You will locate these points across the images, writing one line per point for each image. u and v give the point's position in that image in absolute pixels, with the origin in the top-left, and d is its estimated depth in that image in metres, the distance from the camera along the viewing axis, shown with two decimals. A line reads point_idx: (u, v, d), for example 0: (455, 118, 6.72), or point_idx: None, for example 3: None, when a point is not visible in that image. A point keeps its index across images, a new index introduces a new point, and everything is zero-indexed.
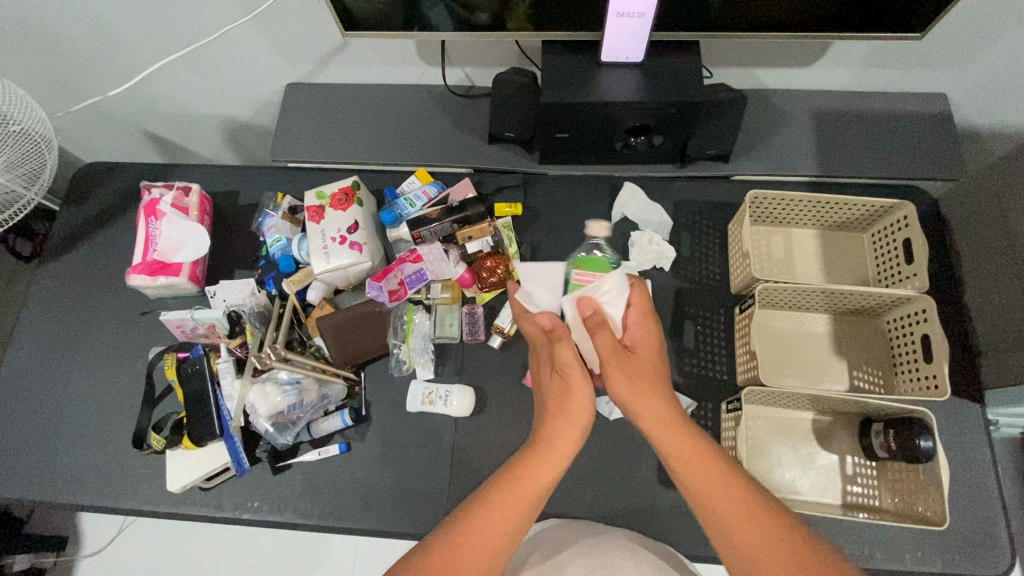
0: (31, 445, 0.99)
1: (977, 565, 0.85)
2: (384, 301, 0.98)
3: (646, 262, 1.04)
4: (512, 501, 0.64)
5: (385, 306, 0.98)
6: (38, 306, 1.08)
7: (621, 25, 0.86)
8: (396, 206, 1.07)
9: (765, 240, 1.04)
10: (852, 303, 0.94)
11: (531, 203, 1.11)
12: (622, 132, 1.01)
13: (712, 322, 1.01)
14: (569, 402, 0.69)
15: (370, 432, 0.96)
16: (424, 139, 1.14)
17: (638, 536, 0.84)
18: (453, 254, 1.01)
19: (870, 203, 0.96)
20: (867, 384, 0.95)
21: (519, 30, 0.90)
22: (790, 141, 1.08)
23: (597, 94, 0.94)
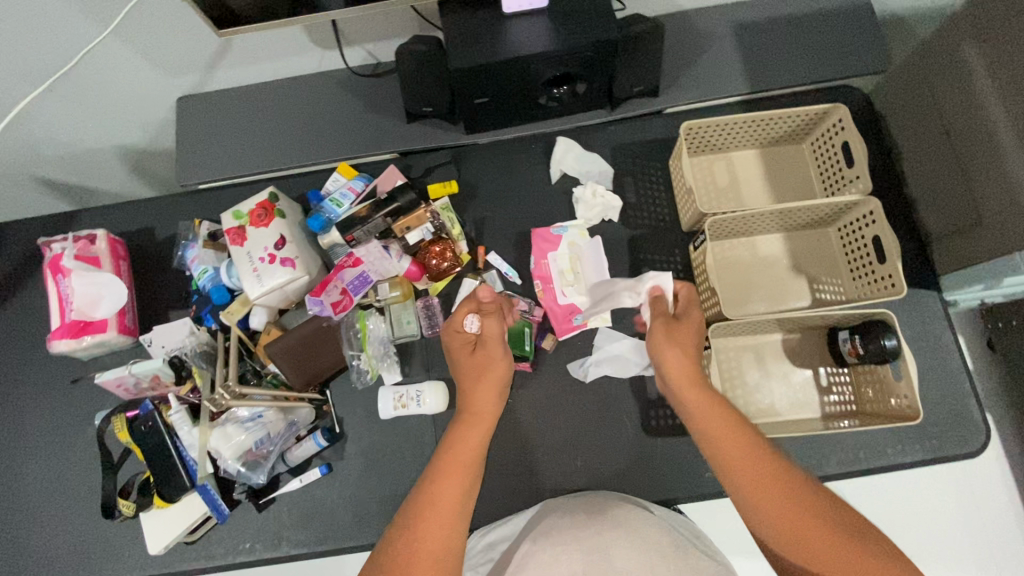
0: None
1: (954, 444, 0.89)
2: (330, 315, 0.92)
3: (594, 216, 1.01)
4: (443, 509, 0.60)
5: (332, 320, 0.92)
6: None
7: None
8: (323, 210, 0.98)
9: (708, 169, 1.02)
10: (802, 217, 0.94)
11: (465, 177, 1.05)
12: (543, 84, 0.95)
13: (669, 264, 0.99)
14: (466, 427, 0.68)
15: (349, 447, 0.93)
16: (341, 131, 1.07)
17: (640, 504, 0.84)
18: (395, 249, 0.95)
19: (803, 112, 0.93)
20: (828, 295, 0.95)
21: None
22: (716, 63, 1.04)
23: (506, 49, 0.88)
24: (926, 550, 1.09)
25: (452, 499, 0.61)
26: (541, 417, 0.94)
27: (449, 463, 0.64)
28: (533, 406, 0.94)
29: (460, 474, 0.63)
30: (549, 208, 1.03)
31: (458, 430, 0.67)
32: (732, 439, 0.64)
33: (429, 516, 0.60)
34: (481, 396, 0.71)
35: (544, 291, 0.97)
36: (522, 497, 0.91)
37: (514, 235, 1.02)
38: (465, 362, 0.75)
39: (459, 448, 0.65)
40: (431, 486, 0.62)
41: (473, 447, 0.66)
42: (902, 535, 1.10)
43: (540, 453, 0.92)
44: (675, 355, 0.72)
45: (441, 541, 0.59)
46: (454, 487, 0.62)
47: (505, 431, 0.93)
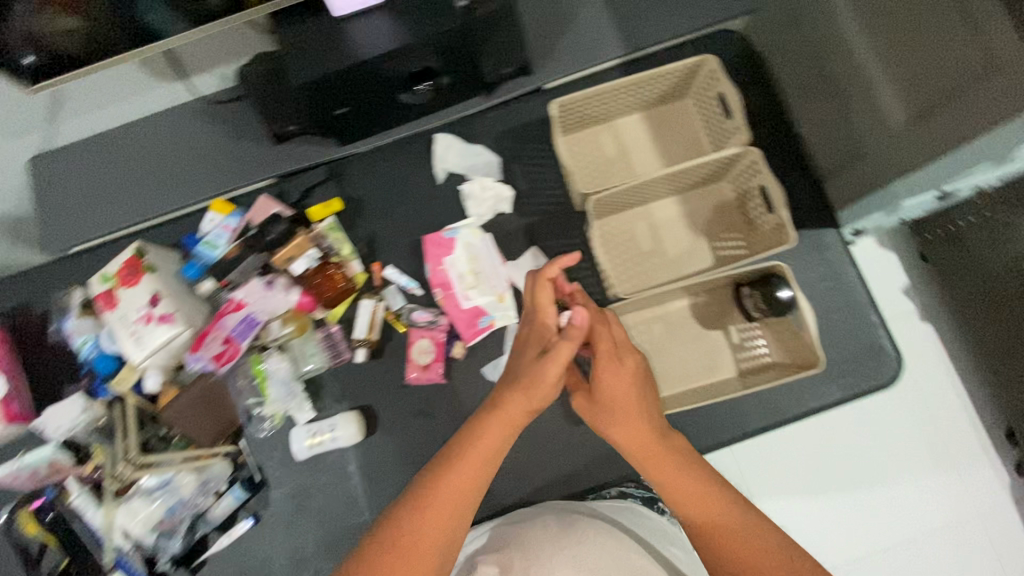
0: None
1: (867, 378, 0.90)
2: (213, 368, 0.87)
3: (485, 211, 0.97)
4: (442, 509, 0.56)
5: (218, 372, 0.88)
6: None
7: None
8: (198, 255, 0.93)
9: (594, 142, 0.98)
10: (691, 177, 0.91)
11: (349, 192, 1.00)
12: (403, 82, 0.89)
13: (570, 246, 0.97)
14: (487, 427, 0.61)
15: (273, 494, 0.91)
16: (209, 165, 1.00)
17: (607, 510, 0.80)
18: (280, 283, 0.89)
19: (674, 68, 0.90)
20: (730, 251, 0.93)
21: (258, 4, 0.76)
22: (587, 28, 0.99)
23: (349, 53, 0.81)
24: (880, 479, 1.07)
25: (447, 511, 0.56)
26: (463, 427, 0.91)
27: (462, 458, 0.59)
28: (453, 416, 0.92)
29: (469, 475, 0.58)
30: (441, 210, 0.99)
31: (485, 432, 0.61)
32: (699, 497, 0.59)
33: (428, 513, 0.56)
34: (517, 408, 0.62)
35: (446, 298, 0.93)
36: None
37: (408, 245, 0.97)
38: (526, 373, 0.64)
39: (480, 443, 0.60)
40: (437, 479, 0.58)
41: (489, 451, 0.60)
42: (854, 471, 1.07)
43: None
44: (628, 423, 0.63)
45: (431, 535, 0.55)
46: (464, 483, 0.58)
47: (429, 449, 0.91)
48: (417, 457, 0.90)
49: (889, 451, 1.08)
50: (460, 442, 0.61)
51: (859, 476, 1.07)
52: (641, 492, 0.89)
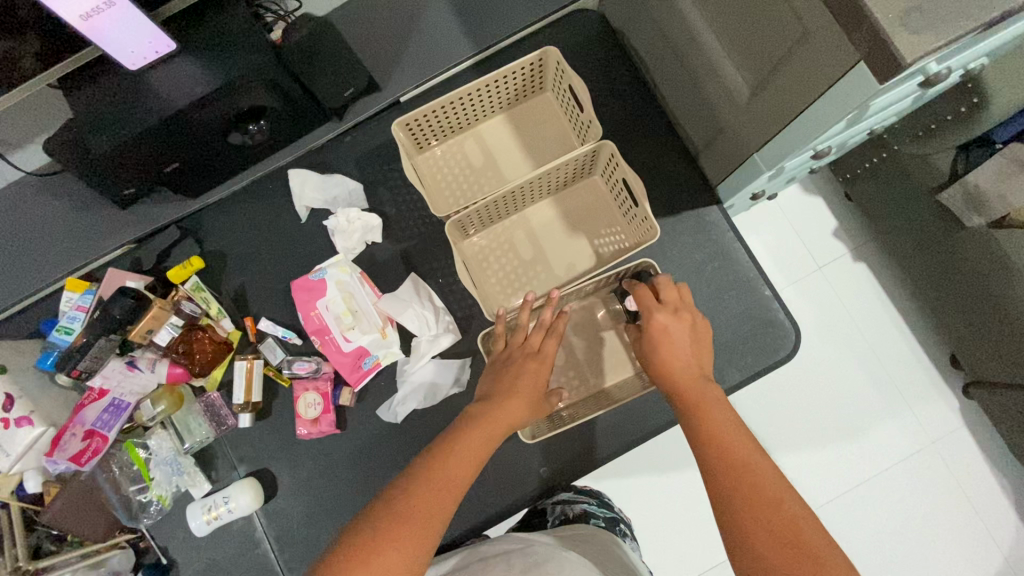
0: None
1: (766, 355, 0.87)
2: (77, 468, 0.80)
3: (355, 243, 0.92)
4: (444, 485, 0.54)
5: (86, 470, 0.80)
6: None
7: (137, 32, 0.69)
8: (54, 344, 0.86)
9: (457, 152, 0.93)
10: (556, 179, 0.87)
11: (211, 246, 0.94)
12: (228, 125, 0.82)
13: (449, 266, 0.92)
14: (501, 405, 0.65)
15: (182, 573, 0.87)
16: (50, 241, 0.92)
17: (563, 536, 0.71)
18: (144, 361, 0.87)
19: (518, 66, 0.84)
20: (611, 247, 0.89)
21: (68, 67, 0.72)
22: (432, 31, 0.93)
23: (152, 109, 0.75)
24: (809, 445, 1.05)
25: (433, 506, 0.52)
26: (364, 473, 0.87)
27: (461, 444, 0.60)
28: (354, 464, 0.88)
29: (465, 461, 0.58)
30: (309, 249, 0.93)
31: (471, 426, 0.62)
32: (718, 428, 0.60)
33: (426, 489, 0.54)
34: (511, 409, 0.66)
35: (325, 343, 0.89)
36: None
37: (281, 293, 0.92)
38: (519, 378, 0.69)
39: (468, 438, 0.60)
40: (432, 460, 0.57)
41: (483, 446, 0.60)
42: (782, 441, 1.06)
43: None
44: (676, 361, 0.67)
45: (426, 515, 0.51)
46: (461, 467, 0.57)
47: (333, 502, 0.87)
48: (322, 512, 0.87)
49: (817, 412, 1.06)
50: (450, 436, 0.61)
51: (789, 446, 1.05)
52: (600, 515, 0.83)
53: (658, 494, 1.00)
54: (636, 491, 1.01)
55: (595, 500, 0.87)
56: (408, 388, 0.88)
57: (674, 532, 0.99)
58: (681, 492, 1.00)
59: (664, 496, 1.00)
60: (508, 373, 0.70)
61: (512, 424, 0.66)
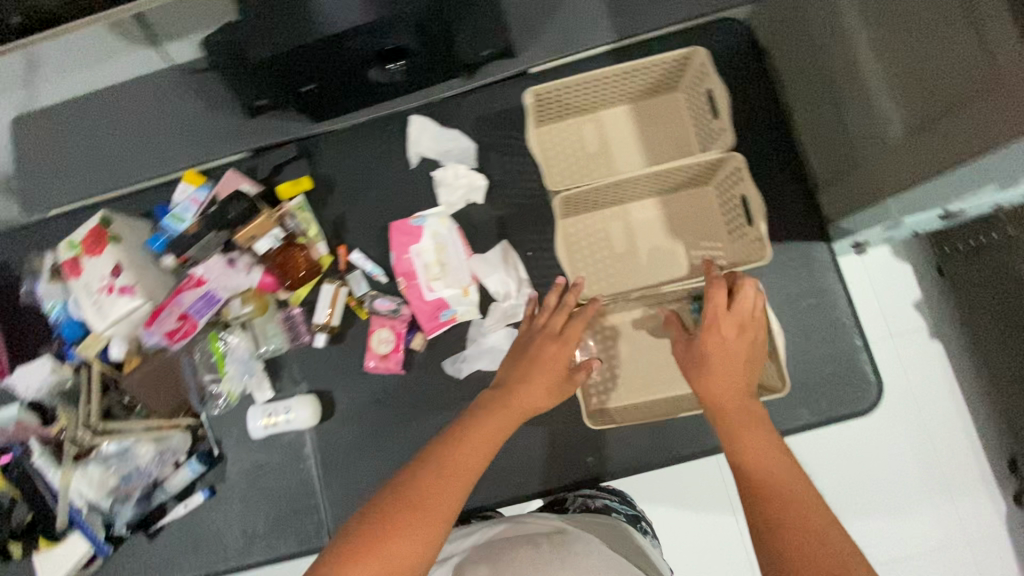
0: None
1: (840, 405, 0.84)
2: (168, 343, 0.87)
3: (457, 200, 0.94)
4: (456, 470, 0.59)
5: (175, 347, 0.87)
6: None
7: None
8: (164, 228, 0.91)
9: (576, 133, 0.93)
10: (672, 179, 0.86)
11: (320, 172, 0.97)
12: (372, 60, 0.85)
13: (541, 242, 0.93)
14: (525, 390, 0.70)
15: (229, 468, 0.92)
16: (182, 135, 0.98)
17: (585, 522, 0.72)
18: (243, 262, 0.90)
19: (662, 59, 0.83)
20: (709, 260, 0.88)
21: None
22: (578, 8, 0.93)
23: (309, 28, 0.77)
24: (853, 510, 1.02)
25: (445, 495, 0.56)
26: (417, 419, 0.90)
27: (474, 433, 0.64)
28: (410, 408, 0.90)
29: (479, 450, 0.62)
30: (412, 195, 0.95)
31: (484, 418, 0.66)
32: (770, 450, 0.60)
33: (439, 474, 0.58)
34: (530, 397, 0.69)
35: (409, 287, 0.92)
36: None
37: (376, 231, 0.95)
38: (546, 367, 0.71)
39: (481, 425, 0.65)
40: (447, 446, 0.61)
41: (496, 437, 0.65)
42: (824, 499, 1.03)
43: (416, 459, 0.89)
44: (725, 371, 0.66)
45: (437, 499, 0.56)
46: (473, 453, 0.61)
47: (380, 440, 0.90)
48: (371, 445, 0.90)
49: (871, 478, 1.02)
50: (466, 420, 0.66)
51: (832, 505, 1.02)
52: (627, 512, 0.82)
53: (691, 515, 0.99)
54: (669, 506, 1.00)
55: (620, 497, 0.86)
56: (478, 350, 0.90)
57: (692, 559, 0.99)
58: (710, 522, 0.99)
59: (693, 521, 1.00)
60: (531, 360, 0.72)
61: (530, 412, 0.69)
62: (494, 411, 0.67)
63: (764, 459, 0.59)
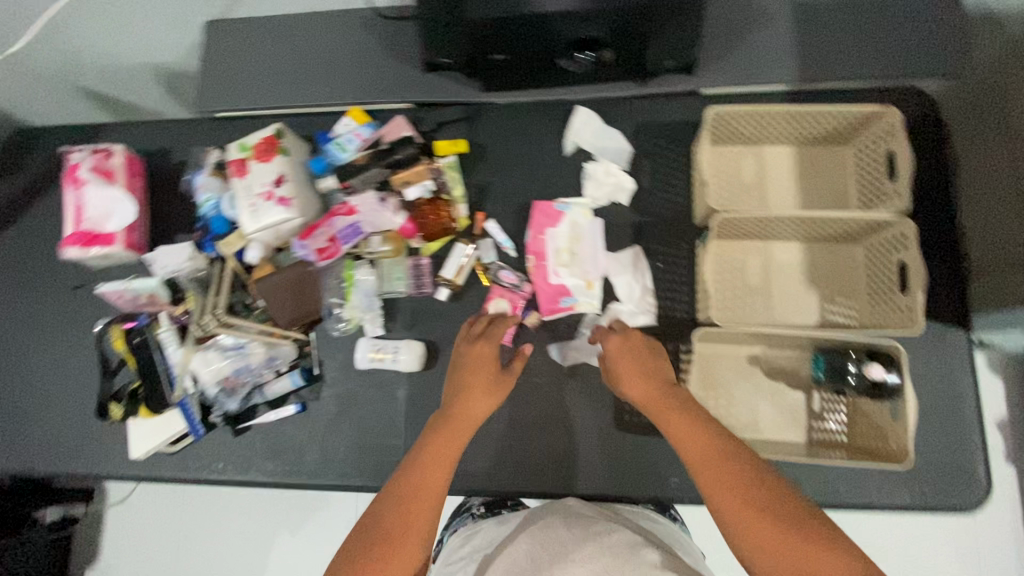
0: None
1: (945, 495, 0.82)
2: (315, 260, 0.92)
3: (602, 196, 0.95)
4: (423, 491, 0.65)
5: (317, 266, 0.93)
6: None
7: None
8: (327, 153, 0.97)
9: (734, 162, 0.94)
10: (825, 230, 0.86)
11: (476, 138, 1.01)
12: (566, 47, 0.88)
13: (674, 256, 0.93)
14: (471, 399, 0.75)
15: (325, 390, 0.96)
16: (357, 73, 1.03)
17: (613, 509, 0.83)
18: (391, 203, 0.94)
19: (849, 111, 0.83)
20: (839, 318, 0.88)
21: None
22: (766, 43, 0.94)
23: (527, 1, 0.81)
24: None
25: (417, 517, 0.63)
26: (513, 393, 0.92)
27: (433, 449, 0.69)
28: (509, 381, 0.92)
29: (442, 466, 0.67)
30: (558, 182, 0.98)
31: (441, 430, 0.71)
32: (702, 444, 0.63)
33: (404, 496, 0.64)
34: (476, 407, 0.75)
35: (536, 267, 0.94)
36: (484, 469, 0.90)
37: (516, 206, 0.98)
38: (477, 377, 0.78)
39: (436, 444, 0.69)
40: (407, 473, 0.67)
41: (452, 449, 0.70)
42: None
43: (504, 431, 0.91)
44: (635, 384, 0.73)
45: (410, 520, 0.62)
46: (437, 472, 0.67)
47: None
48: None
49: None
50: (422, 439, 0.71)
51: None
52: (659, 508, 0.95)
53: None
54: None
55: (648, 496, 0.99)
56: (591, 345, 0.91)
57: None
58: None
59: None
60: (465, 377, 0.78)
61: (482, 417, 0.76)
62: (449, 429, 0.72)
63: (696, 452, 0.63)
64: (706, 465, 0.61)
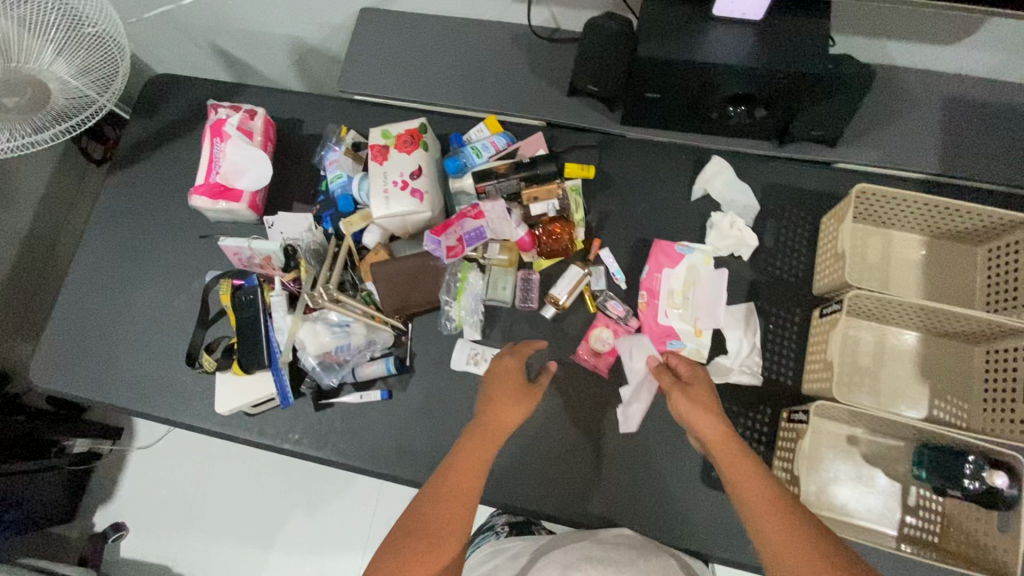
0: (76, 358, 1.02)
1: None
2: (443, 257, 0.94)
3: (724, 247, 0.95)
4: (452, 500, 0.69)
5: (442, 262, 0.95)
6: (97, 226, 1.09)
7: None
8: (462, 154, 1.00)
9: (861, 240, 0.94)
10: (950, 325, 0.85)
11: (605, 168, 1.02)
12: (720, 100, 0.90)
13: (785, 322, 0.93)
14: (500, 407, 0.79)
15: (412, 382, 0.95)
16: (498, 80, 1.04)
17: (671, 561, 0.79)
18: (516, 214, 0.95)
19: (995, 214, 0.83)
20: (946, 416, 0.87)
21: None
22: (911, 131, 0.95)
23: (699, 51, 0.82)
24: None
25: (446, 521, 0.67)
26: (602, 425, 0.91)
27: (462, 456, 0.73)
28: (600, 412, 0.91)
29: (474, 466, 0.72)
30: (679, 225, 0.99)
31: (473, 438, 0.75)
32: (756, 488, 0.68)
33: (436, 502, 0.69)
34: (505, 417, 0.77)
35: (647, 303, 0.95)
36: (561, 495, 0.88)
37: (633, 240, 0.98)
38: (505, 389, 0.80)
39: (464, 452, 0.73)
40: (439, 477, 0.71)
41: (483, 454, 0.73)
42: None
43: (585, 460, 0.90)
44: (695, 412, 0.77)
45: (440, 526, 0.67)
46: (467, 478, 0.71)
47: (560, 425, 0.91)
48: (550, 426, 0.91)
49: None
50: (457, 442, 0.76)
51: None
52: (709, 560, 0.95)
53: None
54: None
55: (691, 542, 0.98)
56: None
57: None
58: None
59: None
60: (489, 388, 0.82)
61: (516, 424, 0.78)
62: (473, 434, 0.76)
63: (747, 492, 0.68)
64: (757, 504, 0.66)
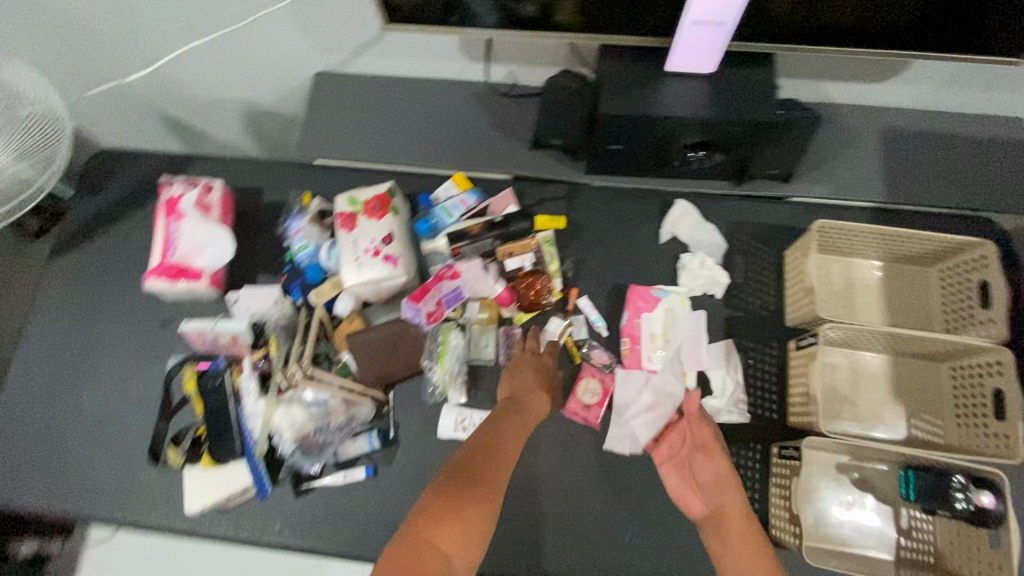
0: (23, 465, 0.93)
1: None
2: (422, 323, 0.93)
3: (697, 287, 0.97)
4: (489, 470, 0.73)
5: (422, 328, 0.93)
6: (41, 317, 1.01)
7: (696, 33, 0.76)
8: (433, 215, 1.00)
9: (825, 270, 0.98)
10: (917, 347, 0.89)
11: (575, 216, 1.03)
12: (680, 148, 0.93)
13: (764, 355, 0.95)
14: (531, 394, 0.85)
15: (399, 455, 0.91)
16: (462, 138, 1.05)
17: None
18: (492, 271, 0.97)
19: (944, 238, 0.89)
20: (924, 434, 0.90)
21: (569, 26, 0.79)
22: (856, 163, 1.01)
23: (657, 105, 0.86)
24: None
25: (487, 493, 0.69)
26: (599, 479, 0.89)
27: (501, 439, 0.78)
28: (595, 465, 0.90)
29: (511, 446, 0.78)
30: (652, 268, 1.00)
31: (507, 428, 0.80)
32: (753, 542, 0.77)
33: (478, 469, 0.72)
34: (538, 406, 0.85)
35: (630, 350, 0.95)
36: (565, 557, 0.86)
37: (610, 286, 0.99)
38: (535, 377, 0.88)
39: (502, 437, 0.78)
40: (479, 455, 0.74)
41: (513, 443, 0.78)
42: None
43: (585, 518, 0.88)
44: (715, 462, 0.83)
45: (488, 487, 0.70)
46: (507, 462, 0.75)
47: (557, 484, 0.89)
48: (546, 485, 0.89)
49: None
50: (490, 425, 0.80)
51: None
52: None
53: None
54: None
55: None
56: None
57: None
58: None
59: None
60: (517, 373, 0.88)
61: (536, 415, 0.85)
62: (500, 421, 0.81)
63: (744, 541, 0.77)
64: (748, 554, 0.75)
